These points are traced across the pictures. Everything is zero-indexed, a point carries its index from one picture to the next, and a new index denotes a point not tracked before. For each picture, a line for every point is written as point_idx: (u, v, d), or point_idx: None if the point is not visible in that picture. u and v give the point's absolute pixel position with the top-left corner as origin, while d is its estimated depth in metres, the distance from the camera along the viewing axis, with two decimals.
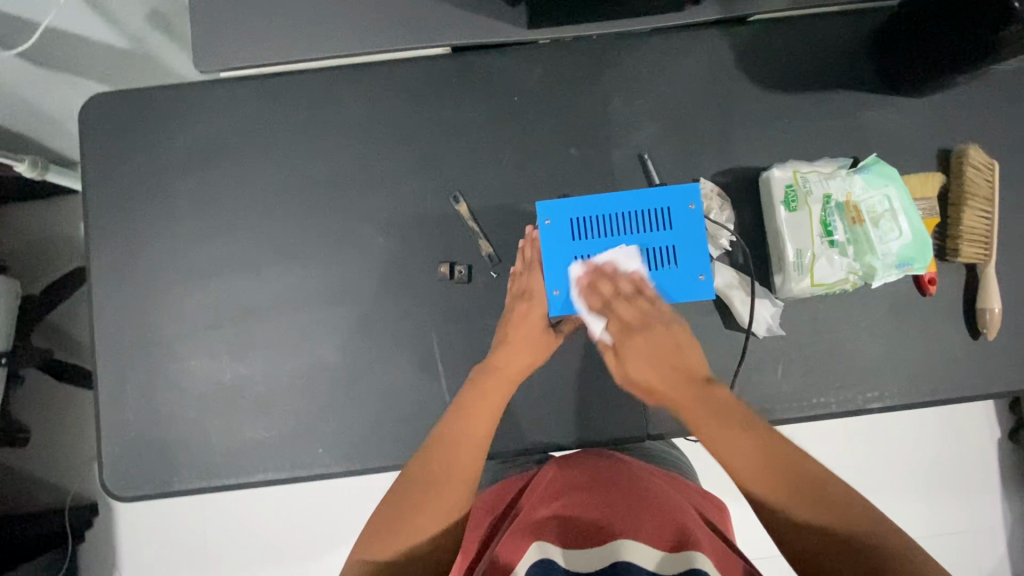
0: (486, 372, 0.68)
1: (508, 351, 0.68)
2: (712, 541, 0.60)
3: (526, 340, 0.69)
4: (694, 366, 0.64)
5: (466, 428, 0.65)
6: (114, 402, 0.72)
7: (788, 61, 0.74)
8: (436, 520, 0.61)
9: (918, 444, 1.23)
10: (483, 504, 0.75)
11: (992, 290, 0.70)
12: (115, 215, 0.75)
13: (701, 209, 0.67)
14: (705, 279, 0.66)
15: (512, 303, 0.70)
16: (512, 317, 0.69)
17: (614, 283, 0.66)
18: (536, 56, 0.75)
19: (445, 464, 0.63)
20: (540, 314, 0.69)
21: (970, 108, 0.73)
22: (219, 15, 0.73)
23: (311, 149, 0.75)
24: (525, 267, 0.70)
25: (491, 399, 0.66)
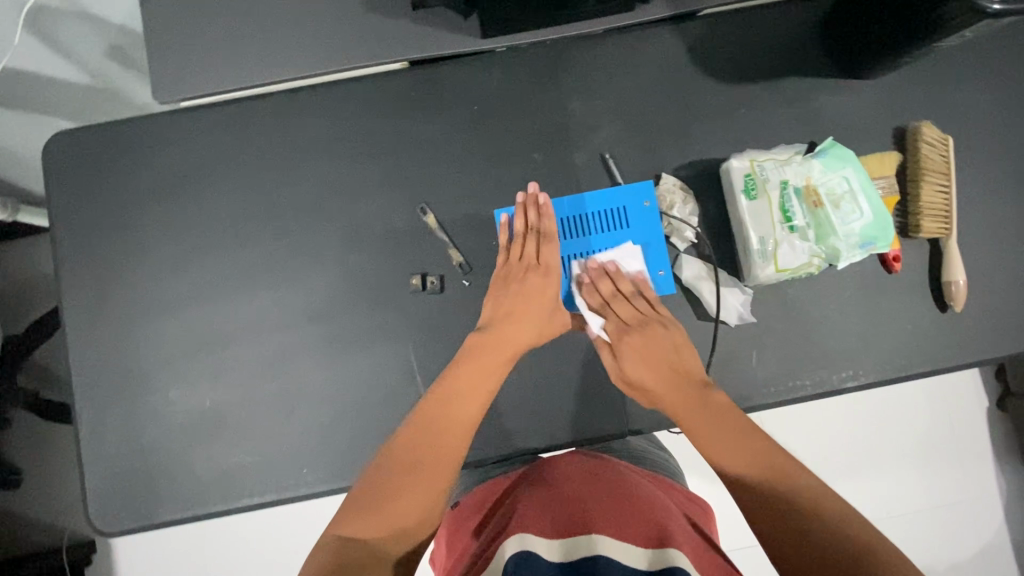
0: (487, 347, 0.69)
1: (513, 327, 0.70)
2: (691, 539, 0.61)
3: (530, 313, 0.71)
4: (692, 373, 0.69)
5: (472, 408, 0.67)
6: (95, 437, 0.72)
7: (741, 52, 0.75)
8: (429, 501, 0.62)
9: (907, 418, 1.24)
10: (471, 505, 0.76)
11: (956, 262, 0.71)
12: (85, 250, 0.75)
13: (656, 206, 0.73)
14: (664, 275, 0.73)
15: (520, 272, 0.71)
16: (521, 286, 0.71)
17: (616, 283, 0.73)
18: (492, 64, 0.76)
19: (444, 445, 0.64)
20: (546, 291, 0.72)
21: (922, 86, 0.74)
22: (176, 46, 0.74)
23: (276, 172, 0.75)
24: (536, 237, 0.72)
25: (490, 374, 0.68)
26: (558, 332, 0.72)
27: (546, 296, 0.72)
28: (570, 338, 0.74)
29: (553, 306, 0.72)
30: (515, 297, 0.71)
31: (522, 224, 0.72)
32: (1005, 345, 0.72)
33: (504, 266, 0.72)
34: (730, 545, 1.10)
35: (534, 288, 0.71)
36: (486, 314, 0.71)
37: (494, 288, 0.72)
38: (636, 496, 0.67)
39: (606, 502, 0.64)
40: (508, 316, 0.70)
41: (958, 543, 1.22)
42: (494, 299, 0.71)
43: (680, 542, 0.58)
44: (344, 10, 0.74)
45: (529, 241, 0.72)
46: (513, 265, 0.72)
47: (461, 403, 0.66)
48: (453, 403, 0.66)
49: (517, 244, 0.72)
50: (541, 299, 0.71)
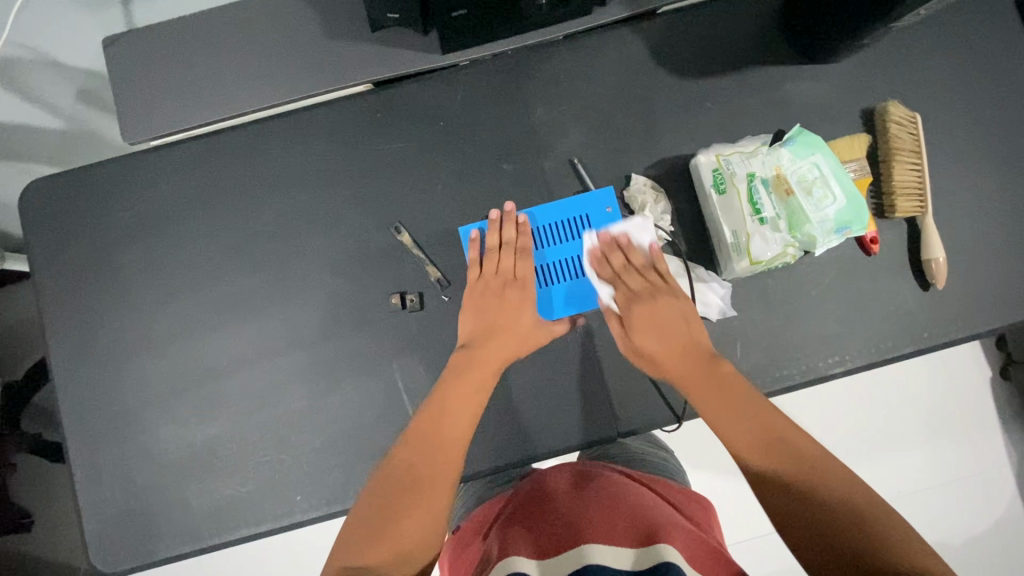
0: (471, 362, 0.67)
1: (496, 340, 0.69)
2: (687, 543, 0.60)
3: (512, 330, 0.69)
4: (700, 342, 0.67)
5: (460, 425, 0.64)
6: (90, 480, 0.73)
7: (702, 45, 0.75)
8: (430, 519, 0.59)
9: (911, 396, 1.23)
10: (471, 528, 0.76)
11: (935, 239, 0.71)
12: (67, 295, 0.76)
13: (618, 211, 0.73)
14: None
15: (498, 286, 0.71)
16: (504, 301, 0.70)
17: (627, 255, 0.71)
18: (456, 78, 0.77)
19: (435, 463, 0.62)
20: (530, 304, 0.71)
21: (885, 65, 0.74)
22: (144, 88, 0.75)
23: (250, 202, 0.76)
24: (512, 250, 0.71)
25: (475, 396, 0.66)
26: (543, 342, 0.70)
27: (526, 308, 0.70)
28: (553, 345, 0.73)
29: (533, 319, 0.70)
30: (494, 311, 0.70)
31: (496, 238, 0.71)
32: (991, 318, 0.72)
33: (480, 281, 0.71)
34: (738, 536, 1.10)
35: (512, 301, 0.70)
36: (466, 331, 0.70)
37: (470, 302, 0.71)
38: (627, 501, 0.67)
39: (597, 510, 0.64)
40: (490, 329, 0.69)
41: (972, 517, 1.20)
42: (473, 314, 0.70)
43: (675, 544, 0.58)
44: (304, 37, 0.74)
45: (504, 253, 0.71)
46: (489, 279, 0.71)
47: (450, 419, 0.64)
48: (439, 418, 0.64)
49: (492, 258, 0.71)
50: (521, 310, 0.70)
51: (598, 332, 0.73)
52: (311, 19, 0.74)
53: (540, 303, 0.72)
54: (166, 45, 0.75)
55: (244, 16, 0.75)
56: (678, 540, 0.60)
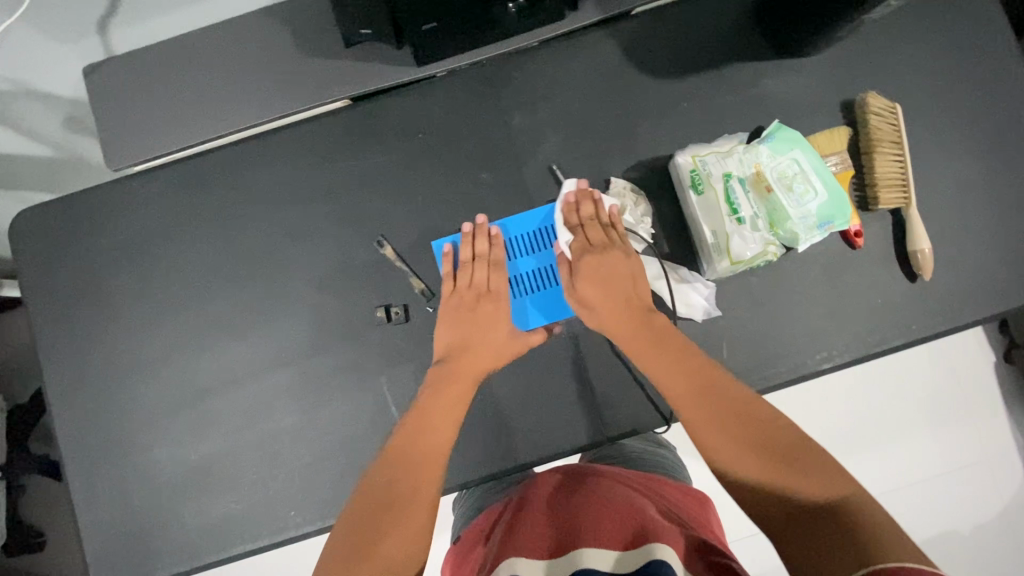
0: (449, 376, 0.69)
1: (472, 354, 0.69)
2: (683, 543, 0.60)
3: (487, 341, 0.70)
4: (648, 305, 0.68)
5: (439, 440, 0.65)
6: (88, 503, 0.74)
7: (677, 45, 0.75)
8: (416, 530, 0.60)
9: (912, 385, 1.21)
10: (469, 537, 0.76)
11: (921, 230, 0.70)
12: (59, 322, 0.77)
13: None
14: None
15: (471, 300, 0.71)
16: (477, 313, 0.71)
17: (595, 207, 0.72)
18: (432, 90, 0.77)
19: (418, 478, 0.63)
20: (506, 314, 0.71)
21: (863, 57, 0.73)
22: (126, 114, 0.76)
23: (234, 222, 0.77)
24: (484, 261, 0.72)
25: (452, 409, 0.67)
26: (518, 354, 0.70)
27: (500, 320, 0.71)
28: (539, 352, 0.73)
29: (508, 330, 0.71)
30: (469, 325, 0.70)
31: (468, 251, 0.72)
32: (981, 307, 0.71)
33: (454, 295, 0.72)
34: (741, 532, 1.09)
35: (485, 314, 0.71)
36: (442, 345, 0.71)
37: (445, 317, 0.71)
38: (620, 501, 0.67)
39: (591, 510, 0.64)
40: (465, 343, 0.70)
41: (981, 505, 1.19)
42: (449, 328, 0.71)
43: (670, 543, 0.57)
44: (280, 56, 0.75)
45: (477, 265, 0.72)
46: (463, 292, 0.72)
47: (429, 434, 0.65)
48: (420, 434, 0.65)
49: (466, 271, 0.72)
50: (495, 323, 0.71)
51: (583, 338, 0.73)
52: (287, 38, 0.75)
53: (515, 315, 0.73)
54: (145, 71, 0.76)
55: (220, 38, 0.75)
56: (674, 540, 0.59)
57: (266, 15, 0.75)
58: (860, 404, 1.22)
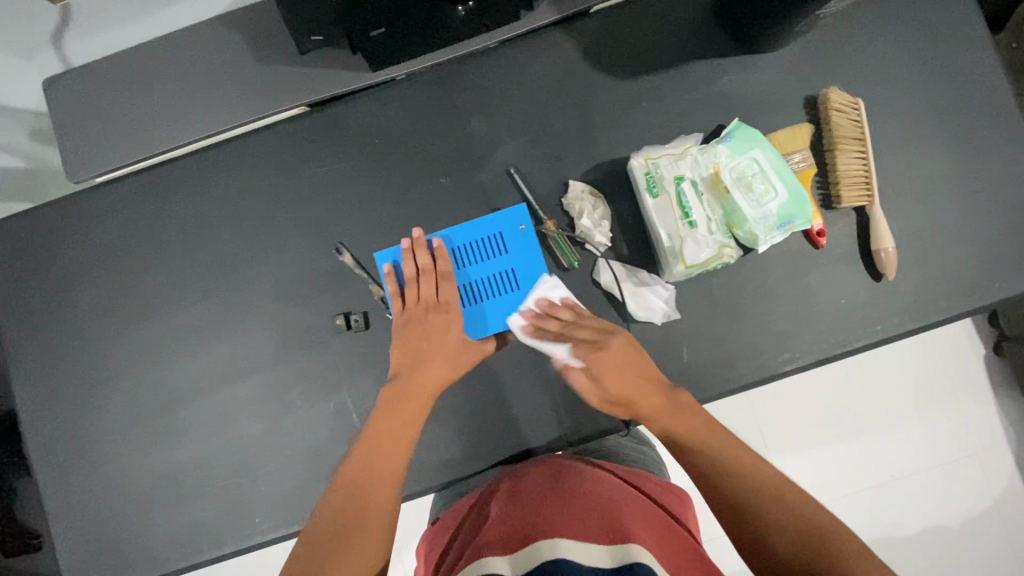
0: (403, 391, 0.69)
1: (423, 368, 0.70)
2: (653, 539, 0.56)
3: (438, 351, 0.70)
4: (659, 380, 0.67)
5: (394, 459, 0.66)
6: (60, 511, 0.75)
7: (634, 44, 0.74)
8: (373, 540, 0.61)
9: (905, 374, 1.14)
10: (433, 533, 0.73)
11: (884, 228, 0.69)
12: (29, 334, 0.78)
13: (532, 227, 0.72)
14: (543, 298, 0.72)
15: (420, 314, 0.71)
16: (426, 328, 0.71)
17: (558, 317, 0.70)
18: (388, 95, 0.76)
19: (370, 500, 0.63)
20: (455, 326, 0.71)
21: (824, 52, 0.72)
22: (84, 126, 0.76)
23: (196, 231, 0.77)
24: (429, 276, 0.72)
25: (407, 418, 0.68)
26: (473, 362, 0.71)
27: (451, 331, 0.71)
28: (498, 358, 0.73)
29: (461, 338, 0.71)
30: (418, 338, 0.71)
31: (411, 267, 0.72)
32: (946, 305, 0.70)
33: (403, 312, 0.72)
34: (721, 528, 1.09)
35: (436, 327, 0.71)
36: (394, 362, 0.71)
37: (396, 332, 0.72)
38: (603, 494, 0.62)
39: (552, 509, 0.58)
40: (416, 358, 0.70)
41: (967, 499, 1.11)
42: (400, 345, 0.71)
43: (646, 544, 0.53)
44: (234, 63, 0.74)
45: (423, 280, 0.72)
46: (411, 309, 0.72)
47: (386, 453, 0.66)
48: (372, 455, 0.66)
49: (412, 287, 0.72)
50: (446, 334, 0.70)
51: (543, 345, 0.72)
52: (240, 45, 0.74)
53: (467, 324, 0.73)
54: (104, 83, 0.76)
55: (176, 48, 0.75)
56: (650, 540, 0.56)
57: (220, 23, 0.74)
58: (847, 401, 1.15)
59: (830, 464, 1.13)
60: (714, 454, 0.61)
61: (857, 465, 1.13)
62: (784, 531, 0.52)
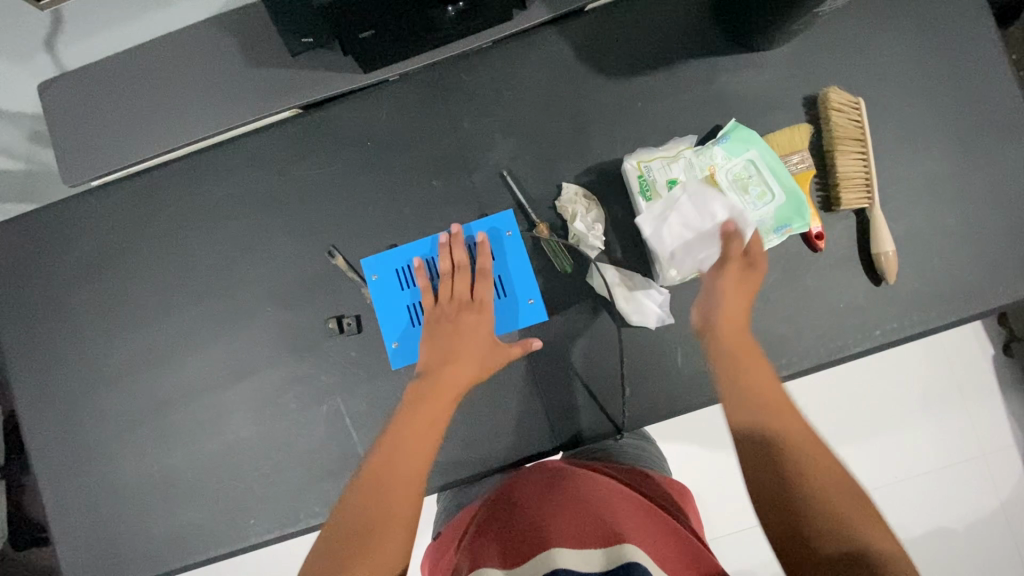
0: (430, 389, 0.66)
1: (453, 367, 0.67)
2: (653, 535, 0.55)
3: (470, 351, 0.67)
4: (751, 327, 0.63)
5: (417, 463, 0.62)
6: (60, 510, 0.76)
7: (629, 43, 0.72)
8: (399, 543, 0.58)
9: (913, 377, 1.10)
10: (436, 546, 0.70)
11: (884, 231, 0.67)
12: (27, 335, 0.79)
13: (519, 233, 0.72)
14: (534, 302, 0.71)
15: (453, 311, 0.69)
16: (459, 325, 0.69)
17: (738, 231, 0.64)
18: (380, 97, 0.76)
19: (390, 496, 0.60)
20: (488, 325, 0.69)
21: (822, 51, 0.70)
22: (79, 129, 0.77)
23: (189, 234, 0.77)
24: (466, 273, 0.70)
25: (432, 418, 0.65)
26: (500, 364, 0.68)
27: (482, 332, 0.68)
28: None
29: (491, 339, 0.69)
30: (450, 335, 0.68)
31: (448, 261, 0.70)
32: (948, 310, 0.68)
33: (435, 308, 0.70)
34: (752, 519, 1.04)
35: (468, 325, 0.68)
36: (424, 359, 0.68)
37: (427, 328, 0.69)
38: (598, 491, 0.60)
39: (546, 512, 0.56)
40: (446, 356, 0.67)
41: (976, 504, 1.08)
42: (430, 342, 0.68)
43: (639, 540, 0.52)
44: (226, 66, 0.74)
45: (458, 276, 0.70)
46: (445, 305, 0.69)
47: (410, 457, 0.62)
48: (396, 455, 0.62)
49: (446, 284, 0.70)
50: (477, 334, 0.68)
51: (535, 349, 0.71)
52: (232, 47, 0.74)
53: (501, 320, 0.71)
54: (98, 88, 0.76)
55: (169, 51, 0.75)
56: (647, 536, 0.54)
57: (212, 26, 0.74)
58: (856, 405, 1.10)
59: None
60: (781, 437, 0.53)
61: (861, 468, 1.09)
62: (833, 537, 0.47)
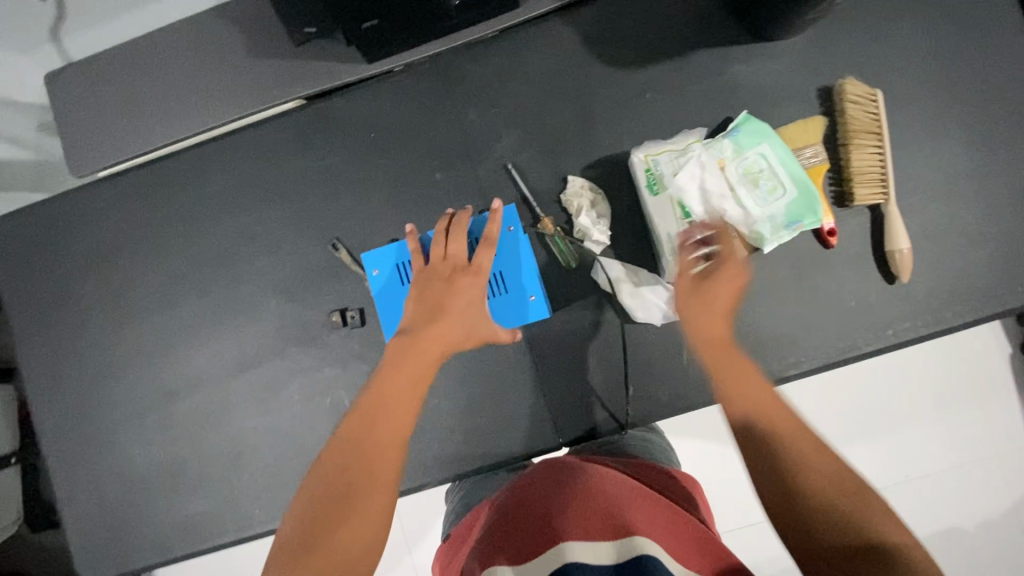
0: (413, 346, 0.63)
1: (440, 325, 0.65)
2: (662, 523, 0.54)
3: (458, 312, 0.66)
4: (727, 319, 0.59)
5: (401, 423, 0.59)
6: (70, 496, 0.78)
7: (637, 33, 0.71)
8: (375, 518, 0.53)
9: (927, 376, 1.08)
10: (447, 548, 0.70)
11: (899, 228, 0.65)
12: (36, 325, 0.80)
13: (521, 229, 0.70)
14: (535, 299, 0.70)
15: (446, 272, 0.68)
16: (450, 285, 0.67)
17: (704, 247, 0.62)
18: (384, 87, 0.75)
19: (368, 463, 0.56)
20: (479, 288, 0.67)
21: (838, 41, 0.68)
22: (85, 120, 0.77)
23: (195, 225, 0.77)
24: (461, 235, 0.69)
25: (412, 382, 0.61)
26: (488, 330, 0.66)
27: (472, 294, 0.66)
28: (492, 357, 0.72)
29: (481, 306, 0.66)
30: (440, 295, 0.66)
31: (445, 223, 0.69)
32: (963, 310, 0.66)
33: (428, 268, 0.69)
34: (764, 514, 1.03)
35: (459, 286, 0.67)
36: (409, 317, 0.67)
37: (417, 286, 0.68)
38: (604, 483, 0.59)
39: (554, 505, 0.56)
40: (433, 314, 0.66)
41: (989, 507, 1.06)
42: (419, 299, 0.67)
43: (648, 530, 0.52)
44: (230, 56, 0.74)
45: (452, 237, 0.69)
46: (437, 265, 0.68)
47: (392, 415, 0.59)
48: (380, 416, 0.58)
49: (440, 244, 0.69)
50: (467, 295, 0.66)
51: (539, 345, 0.71)
52: (236, 37, 0.73)
53: (497, 316, 0.70)
54: (104, 77, 0.76)
55: (173, 41, 0.75)
56: (657, 525, 0.54)
57: (216, 15, 0.73)
58: (867, 402, 1.08)
59: None
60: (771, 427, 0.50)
61: (870, 465, 1.08)
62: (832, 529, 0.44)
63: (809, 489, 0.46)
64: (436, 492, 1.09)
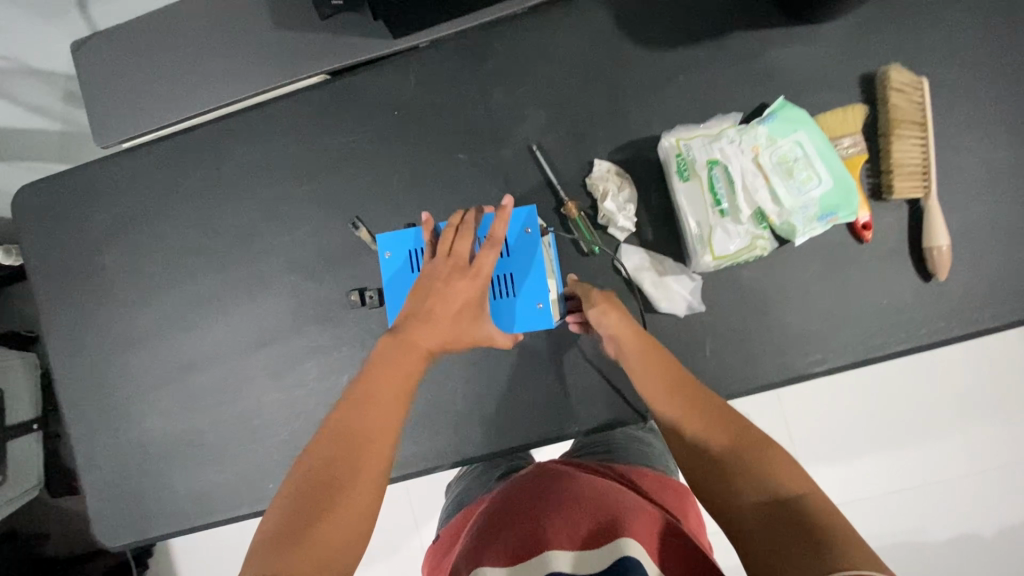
0: (402, 345, 0.60)
1: (432, 326, 0.60)
2: (648, 529, 0.52)
3: (449, 316, 0.61)
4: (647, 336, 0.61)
5: (384, 418, 0.57)
6: (90, 464, 0.79)
7: (672, 12, 0.68)
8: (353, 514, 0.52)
9: (950, 378, 1.05)
10: (436, 548, 0.70)
11: (939, 224, 0.63)
12: (60, 294, 0.81)
13: (538, 232, 0.66)
14: (542, 308, 0.65)
15: (446, 271, 0.63)
16: (445, 287, 0.62)
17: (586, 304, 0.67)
18: (409, 64, 0.73)
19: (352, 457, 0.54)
20: (475, 292, 0.62)
21: (884, 26, 0.65)
22: (110, 90, 0.77)
23: (216, 200, 0.77)
24: (467, 233, 0.64)
25: (397, 380, 0.58)
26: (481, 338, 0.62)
27: (468, 298, 0.62)
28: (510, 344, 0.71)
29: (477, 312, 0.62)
30: (434, 296, 0.61)
31: (455, 218, 0.65)
32: (1001, 311, 0.64)
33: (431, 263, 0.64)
34: None
35: (454, 288, 0.62)
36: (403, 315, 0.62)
37: (418, 283, 0.64)
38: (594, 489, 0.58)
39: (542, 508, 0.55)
40: (424, 315, 0.61)
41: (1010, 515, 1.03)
42: (415, 297, 0.62)
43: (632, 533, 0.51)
44: (255, 29, 0.73)
45: (461, 233, 0.64)
46: (440, 261, 0.64)
47: (376, 411, 0.57)
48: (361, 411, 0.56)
49: (448, 240, 0.64)
50: (463, 299, 0.62)
51: (557, 332, 0.70)
52: (261, 9, 0.72)
53: (501, 317, 0.66)
54: (129, 47, 0.76)
55: (198, 11, 0.74)
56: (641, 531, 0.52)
57: None
58: (887, 403, 1.06)
59: (858, 469, 1.06)
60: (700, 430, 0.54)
61: (887, 467, 1.05)
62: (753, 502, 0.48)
63: (736, 480, 0.50)
64: (445, 475, 1.10)
